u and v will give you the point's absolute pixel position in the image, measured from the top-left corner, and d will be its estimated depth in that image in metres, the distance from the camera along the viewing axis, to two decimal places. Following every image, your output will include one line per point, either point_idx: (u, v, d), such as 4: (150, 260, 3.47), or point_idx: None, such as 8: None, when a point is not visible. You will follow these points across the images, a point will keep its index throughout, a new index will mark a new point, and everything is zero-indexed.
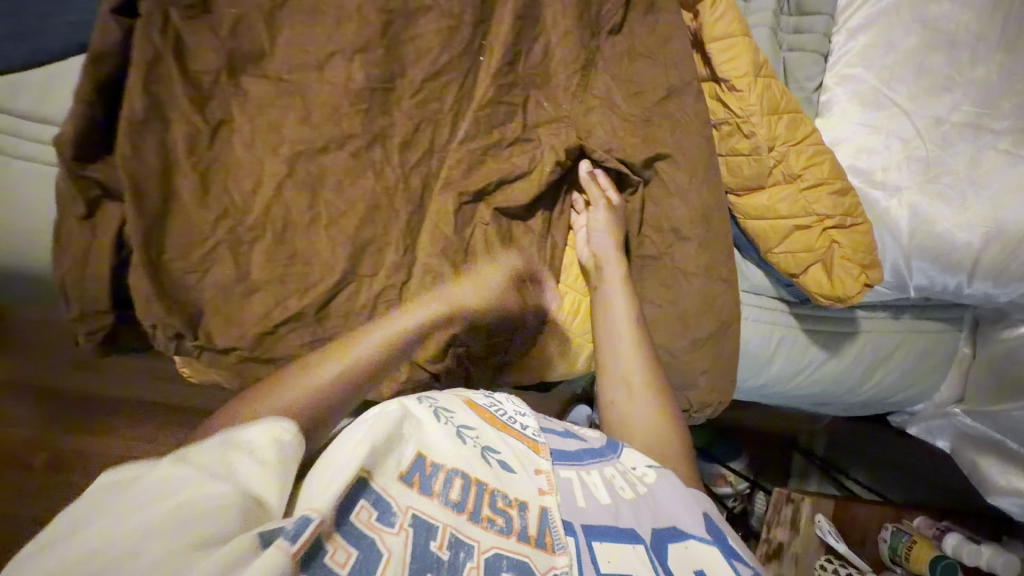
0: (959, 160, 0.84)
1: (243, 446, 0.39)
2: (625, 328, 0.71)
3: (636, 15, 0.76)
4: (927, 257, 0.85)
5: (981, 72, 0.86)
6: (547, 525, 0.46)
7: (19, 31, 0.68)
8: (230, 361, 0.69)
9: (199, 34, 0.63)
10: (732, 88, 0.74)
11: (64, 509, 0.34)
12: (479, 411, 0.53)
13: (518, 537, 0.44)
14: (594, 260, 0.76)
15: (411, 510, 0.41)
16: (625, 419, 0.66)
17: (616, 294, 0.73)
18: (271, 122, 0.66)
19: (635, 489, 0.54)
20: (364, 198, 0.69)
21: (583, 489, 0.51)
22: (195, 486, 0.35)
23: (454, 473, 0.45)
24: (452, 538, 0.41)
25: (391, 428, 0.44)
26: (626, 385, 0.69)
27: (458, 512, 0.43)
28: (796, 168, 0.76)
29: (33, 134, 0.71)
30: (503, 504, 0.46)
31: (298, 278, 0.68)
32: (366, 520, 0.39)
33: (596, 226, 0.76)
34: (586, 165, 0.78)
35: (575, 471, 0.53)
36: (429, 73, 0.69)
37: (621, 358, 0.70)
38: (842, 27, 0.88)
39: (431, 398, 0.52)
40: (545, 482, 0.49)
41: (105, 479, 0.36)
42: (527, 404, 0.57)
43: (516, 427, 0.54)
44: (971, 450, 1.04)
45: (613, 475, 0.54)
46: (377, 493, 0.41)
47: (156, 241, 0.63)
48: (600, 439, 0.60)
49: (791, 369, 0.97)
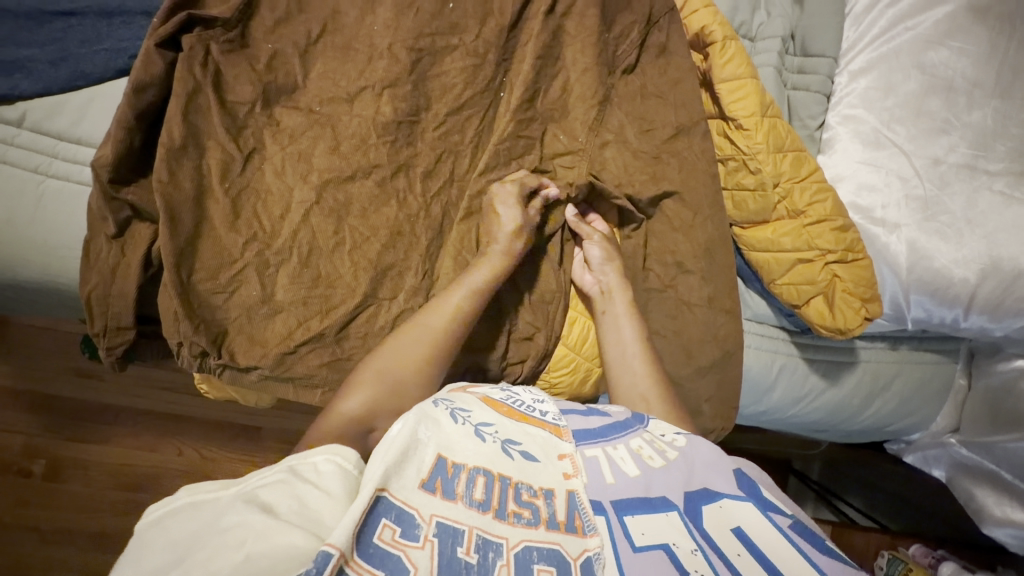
0: (956, 199, 0.88)
1: (311, 478, 0.44)
2: (636, 347, 0.74)
3: (648, 57, 0.80)
4: (926, 291, 0.89)
5: (977, 117, 0.89)
6: (576, 509, 0.48)
7: (62, 58, 0.72)
8: (251, 380, 0.69)
9: (237, 69, 0.68)
10: (740, 127, 0.78)
11: (165, 531, 0.40)
12: (497, 407, 0.54)
13: (546, 525, 0.46)
14: (600, 287, 0.78)
15: (434, 518, 0.43)
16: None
17: (623, 314, 0.76)
18: (302, 151, 0.69)
19: (664, 456, 0.53)
20: (387, 224, 0.71)
21: (610, 465, 0.51)
22: (260, 524, 0.39)
23: (476, 472, 0.47)
24: (480, 540, 0.43)
25: (402, 448, 0.45)
26: (644, 405, 0.70)
27: (483, 511, 0.45)
28: (800, 206, 0.79)
29: (69, 154, 0.73)
30: (529, 495, 0.47)
31: (320, 300, 0.70)
32: (390, 538, 0.41)
33: (592, 259, 0.78)
34: (572, 210, 0.79)
35: (601, 448, 0.53)
36: (453, 108, 0.73)
37: (637, 378, 0.72)
38: (844, 69, 0.93)
39: (447, 399, 0.54)
40: (569, 465, 0.51)
41: (198, 499, 0.42)
42: (544, 391, 0.58)
43: (536, 415, 0.55)
44: (966, 480, 1.06)
45: (640, 445, 0.54)
46: (398, 508, 0.42)
47: (187, 263, 0.66)
48: (624, 412, 0.60)
49: (793, 395, 1.00)
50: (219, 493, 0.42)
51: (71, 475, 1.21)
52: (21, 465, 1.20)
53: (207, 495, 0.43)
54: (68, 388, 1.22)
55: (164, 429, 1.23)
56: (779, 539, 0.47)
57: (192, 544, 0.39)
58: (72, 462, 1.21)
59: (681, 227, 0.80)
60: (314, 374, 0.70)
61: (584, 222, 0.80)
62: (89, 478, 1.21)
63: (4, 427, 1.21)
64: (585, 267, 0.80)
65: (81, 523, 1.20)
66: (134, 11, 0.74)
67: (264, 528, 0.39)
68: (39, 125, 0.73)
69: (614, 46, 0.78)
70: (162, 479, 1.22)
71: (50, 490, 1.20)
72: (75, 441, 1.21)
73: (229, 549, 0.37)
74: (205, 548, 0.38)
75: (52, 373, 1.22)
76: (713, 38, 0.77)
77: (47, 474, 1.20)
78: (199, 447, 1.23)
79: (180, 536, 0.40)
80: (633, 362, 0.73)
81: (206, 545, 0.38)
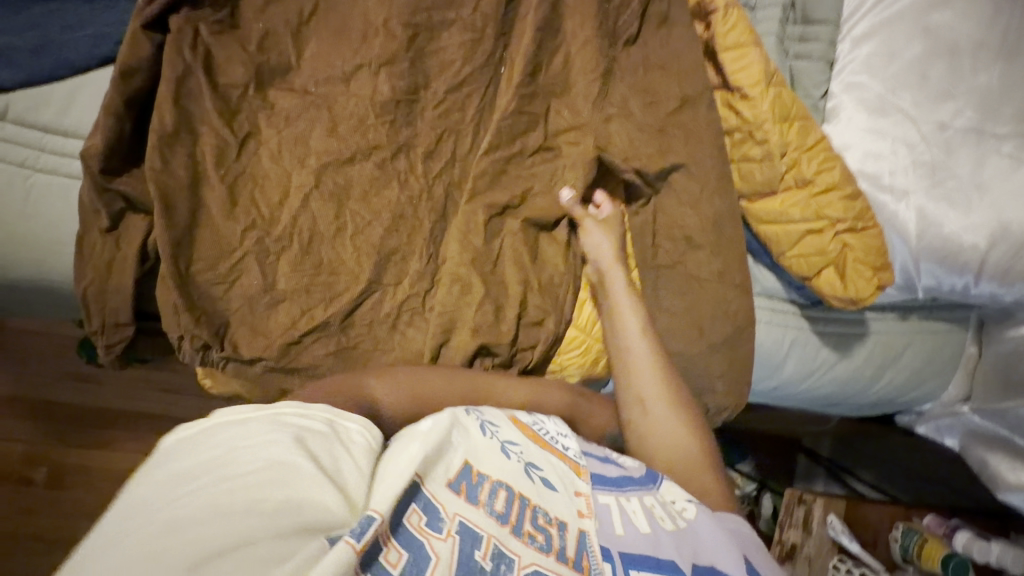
0: (964, 164, 0.87)
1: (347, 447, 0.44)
2: (636, 343, 0.70)
3: (650, 27, 0.78)
4: (936, 259, 0.88)
5: (983, 79, 0.88)
6: (584, 549, 0.45)
7: (43, 45, 0.69)
8: (256, 372, 0.68)
9: (228, 49, 0.65)
10: (745, 96, 0.77)
11: (210, 443, 0.40)
12: (523, 428, 0.54)
13: (557, 556, 0.43)
14: (599, 274, 0.75)
15: (458, 517, 0.42)
16: (646, 441, 0.64)
17: (624, 302, 0.72)
18: (298, 134, 0.67)
19: (676, 521, 0.51)
20: (389, 208, 0.69)
21: (622, 516, 0.50)
22: (303, 468, 0.38)
23: (499, 485, 0.46)
24: (496, 550, 0.41)
25: (442, 437, 0.45)
26: (642, 408, 0.66)
27: (502, 523, 0.43)
28: (808, 174, 0.78)
29: (57, 147, 0.71)
30: (544, 521, 0.45)
31: (323, 288, 0.68)
32: (416, 524, 0.40)
33: (600, 250, 0.75)
34: (568, 192, 0.73)
35: (614, 497, 0.52)
36: (452, 85, 0.70)
37: (639, 378, 0.67)
38: (847, 35, 0.91)
39: (477, 412, 0.54)
40: (583, 504, 0.49)
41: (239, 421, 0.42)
42: (569, 426, 0.57)
43: (558, 447, 0.54)
44: (979, 448, 1.05)
45: (653, 503, 0.52)
46: (426, 499, 0.42)
47: (185, 253, 0.64)
48: (639, 468, 0.58)
49: (805, 370, 0.98)
50: (263, 422, 0.42)
51: (73, 481, 1.19)
52: (21, 474, 1.18)
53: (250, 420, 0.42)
54: (68, 394, 1.20)
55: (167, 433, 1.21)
56: None
57: (237, 466, 0.38)
58: (74, 469, 1.19)
59: (689, 201, 0.79)
60: (321, 364, 0.68)
61: (584, 214, 0.75)
62: (92, 485, 1.19)
63: (2, 435, 1.19)
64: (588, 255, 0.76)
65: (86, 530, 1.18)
66: None
67: (309, 476, 0.38)
68: (23, 117, 0.70)
69: (616, 15, 0.76)
70: None
71: (51, 500, 1.18)
72: (76, 447, 1.19)
73: (274, 487, 0.37)
74: (251, 475, 0.37)
75: (50, 378, 1.20)
76: (715, 6, 0.76)
77: (49, 482, 1.18)
78: None
79: (223, 454, 0.38)
80: (642, 369, 0.68)
81: (253, 473, 0.37)
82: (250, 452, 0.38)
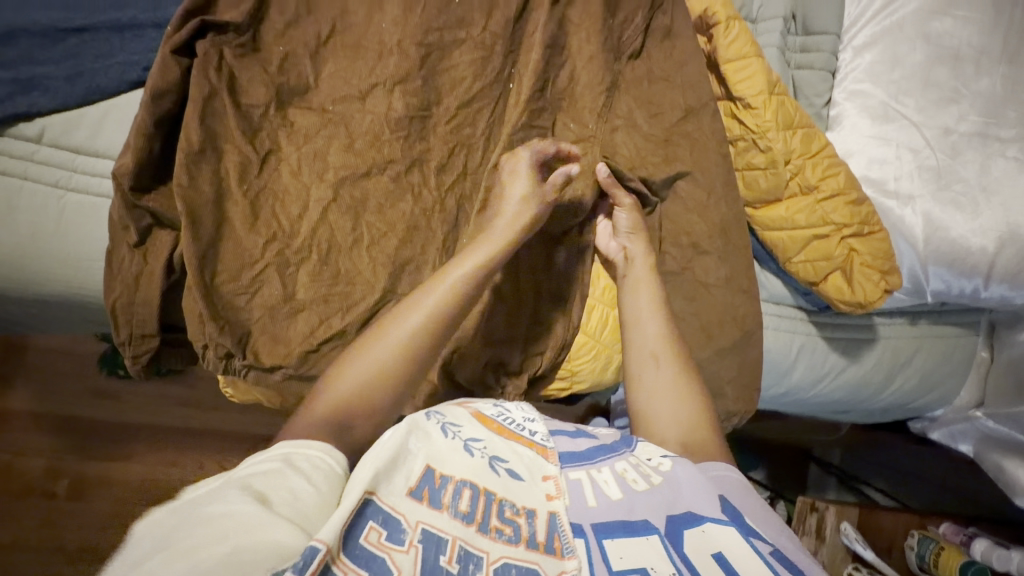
0: (969, 167, 0.87)
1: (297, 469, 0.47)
2: (652, 308, 0.75)
3: (655, 41, 0.80)
4: (944, 263, 0.88)
5: (986, 84, 0.89)
6: (555, 530, 0.52)
7: (78, 72, 0.73)
8: (276, 380, 0.71)
9: (249, 70, 0.67)
10: (748, 106, 0.78)
11: (151, 531, 0.41)
12: (487, 422, 0.59)
13: (526, 544, 0.50)
14: (622, 253, 0.79)
15: (420, 525, 0.47)
16: (652, 394, 0.72)
17: (641, 278, 0.77)
18: (317, 151, 0.69)
19: (649, 480, 0.58)
20: (403, 220, 0.72)
21: (594, 488, 0.57)
22: (248, 514, 0.41)
23: (462, 485, 0.52)
24: (462, 550, 0.47)
25: (392, 453, 0.49)
26: (654, 363, 0.73)
27: (467, 523, 0.49)
28: (813, 181, 0.79)
29: (89, 167, 0.75)
30: (511, 513, 0.52)
31: (340, 297, 0.71)
32: (376, 540, 0.44)
33: (620, 225, 0.78)
34: (604, 169, 0.76)
35: (585, 471, 0.58)
36: (463, 101, 0.73)
37: (649, 336, 0.74)
38: (848, 45, 0.93)
39: (438, 414, 0.58)
40: (552, 487, 0.55)
41: (184, 498, 0.44)
42: (535, 410, 0.62)
43: (526, 434, 0.59)
44: (995, 453, 1.04)
45: (625, 468, 0.59)
46: (386, 513, 0.46)
47: (210, 266, 0.67)
48: (613, 435, 0.66)
49: (813, 376, 0.99)
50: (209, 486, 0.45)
51: (95, 492, 1.22)
52: (44, 483, 1.21)
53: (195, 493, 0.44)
54: (90, 409, 1.24)
55: (185, 442, 1.25)
56: (760, 564, 0.51)
57: (177, 536, 0.39)
58: (95, 481, 1.22)
59: (694, 208, 0.81)
60: None
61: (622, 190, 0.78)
62: (114, 494, 1.22)
63: (27, 448, 1.22)
64: (611, 233, 0.80)
65: (106, 541, 1.20)
66: (144, 24, 0.75)
67: (252, 519, 0.41)
68: (57, 140, 0.74)
69: (621, 31, 0.78)
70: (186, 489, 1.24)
71: (74, 508, 1.21)
72: (98, 457, 1.23)
73: (215, 541, 0.39)
74: (192, 537, 0.39)
75: (73, 389, 1.24)
76: (717, 19, 0.78)
77: (71, 490, 1.21)
78: (221, 457, 1.25)
79: (168, 531, 0.40)
80: (653, 331, 0.74)
81: (193, 534, 0.39)
82: (186, 524, 0.40)
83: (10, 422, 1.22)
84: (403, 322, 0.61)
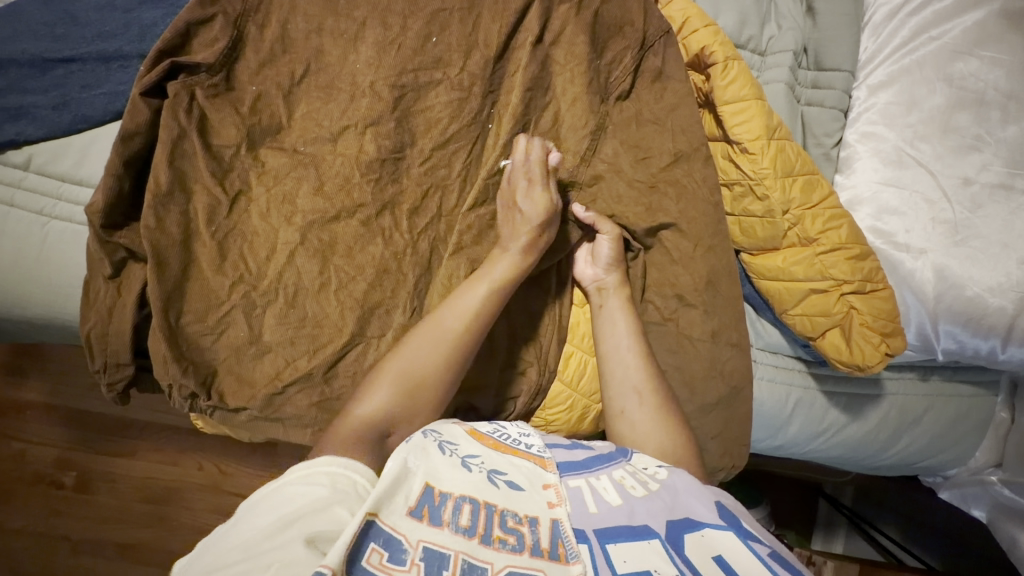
0: (990, 223, 0.80)
1: (333, 498, 0.46)
2: (628, 341, 0.72)
3: (643, 83, 0.77)
4: (958, 320, 0.80)
5: (1013, 132, 0.81)
6: (559, 537, 0.49)
7: (65, 102, 0.74)
8: (241, 421, 0.69)
9: (220, 110, 0.69)
10: (745, 151, 0.72)
11: (204, 559, 0.42)
12: (481, 438, 0.56)
13: (530, 552, 0.47)
14: (597, 286, 0.76)
15: (421, 543, 0.44)
16: (636, 430, 0.68)
17: (617, 319, 0.74)
18: (287, 192, 0.69)
19: (646, 486, 0.55)
20: (373, 263, 0.70)
21: (593, 495, 0.54)
22: (287, 544, 0.41)
23: (462, 500, 0.48)
24: (466, 564, 0.44)
25: (392, 476, 0.46)
26: (637, 396, 0.70)
27: (469, 537, 0.46)
28: (812, 233, 0.73)
29: (72, 195, 0.76)
30: (514, 522, 0.48)
31: (307, 340, 0.69)
32: (378, 562, 0.42)
33: (601, 254, 0.75)
34: (580, 209, 0.75)
35: (584, 479, 0.56)
36: (438, 143, 0.72)
37: (630, 368, 0.71)
38: (862, 83, 0.87)
39: (434, 431, 0.55)
40: (553, 495, 0.52)
41: (231, 527, 0.44)
42: (530, 426, 0.60)
43: (522, 447, 0.57)
44: (1009, 524, 0.96)
45: (623, 476, 0.57)
46: (387, 534, 0.43)
47: (176, 306, 0.67)
48: (610, 446, 0.63)
49: (810, 432, 0.94)
50: (255, 511, 0.45)
51: (100, 486, 1.24)
52: (49, 478, 1.24)
53: (240, 524, 0.44)
54: (96, 403, 1.26)
55: (185, 439, 1.25)
56: (758, 566, 0.47)
57: (225, 566, 0.40)
58: (101, 476, 1.24)
59: (681, 258, 0.77)
60: (303, 415, 0.69)
61: (604, 219, 0.75)
62: (115, 492, 1.23)
63: (35, 441, 1.25)
64: (589, 260, 0.77)
65: (104, 536, 1.22)
66: (130, 55, 0.76)
67: (289, 550, 0.40)
68: (43, 168, 0.75)
69: (607, 72, 0.76)
70: (184, 493, 1.23)
71: (77, 504, 1.23)
72: (100, 455, 1.24)
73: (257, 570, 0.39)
74: (237, 567, 0.39)
75: (78, 390, 1.26)
76: (714, 59, 0.73)
77: (74, 487, 1.23)
78: (218, 462, 1.24)
79: (215, 561, 0.41)
80: (634, 363, 0.71)
81: (239, 564, 0.40)
82: (233, 554, 0.41)
83: (21, 414, 1.25)
84: (422, 337, 0.62)
